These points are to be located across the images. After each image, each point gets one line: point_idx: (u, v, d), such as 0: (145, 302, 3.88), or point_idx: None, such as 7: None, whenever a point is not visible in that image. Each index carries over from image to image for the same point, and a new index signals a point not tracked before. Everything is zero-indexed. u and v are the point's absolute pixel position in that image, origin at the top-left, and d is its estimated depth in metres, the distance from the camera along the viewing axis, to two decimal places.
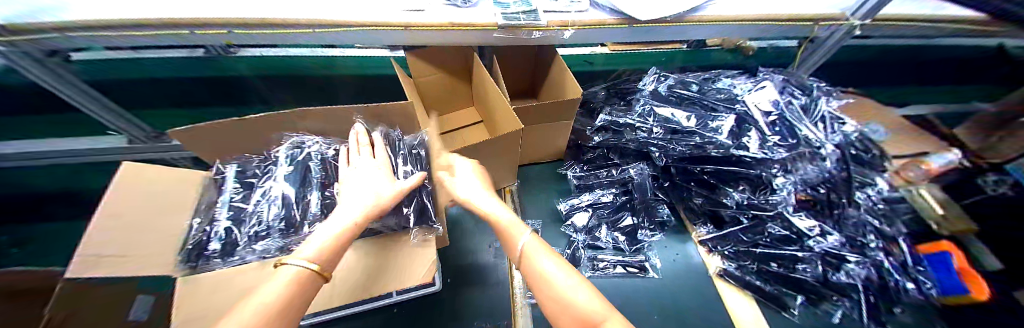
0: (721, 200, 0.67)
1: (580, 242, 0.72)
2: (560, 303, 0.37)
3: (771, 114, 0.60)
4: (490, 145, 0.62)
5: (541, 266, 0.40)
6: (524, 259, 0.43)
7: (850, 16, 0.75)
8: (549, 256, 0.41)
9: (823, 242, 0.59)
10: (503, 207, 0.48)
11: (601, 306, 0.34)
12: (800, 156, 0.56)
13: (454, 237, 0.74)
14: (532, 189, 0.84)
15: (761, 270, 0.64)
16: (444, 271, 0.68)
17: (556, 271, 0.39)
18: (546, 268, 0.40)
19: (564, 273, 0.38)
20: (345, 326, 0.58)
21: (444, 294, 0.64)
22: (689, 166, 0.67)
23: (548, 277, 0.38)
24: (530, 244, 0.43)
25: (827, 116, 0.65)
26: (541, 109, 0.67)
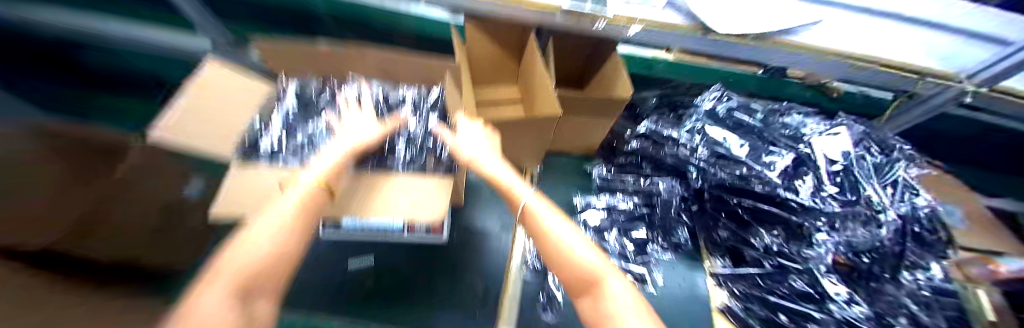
0: (748, 239, 0.64)
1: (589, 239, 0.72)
2: (562, 261, 0.37)
3: (836, 163, 0.54)
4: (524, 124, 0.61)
5: (547, 226, 0.39)
6: (532, 223, 0.41)
7: (965, 78, 0.63)
8: (557, 216, 0.41)
9: (849, 311, 0.54)
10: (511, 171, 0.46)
11: (602, 263, 0.34)
12: (853, 215, 0.54)
13: (468, 201, 0.75)
14: (553, 178, 0.84)
15: (769, 319, 0.59)
16: (454, 227, 0.70)
17: (567, 235, 0.38)
18: (552, 228, 0.39)
19: (571, 232, 0.38)
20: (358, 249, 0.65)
21: (449, 248, 0.67)
22: (727, 196, 0.62)
23: (554, 235, 0.38)
24: (538, 206, 0.42)
25: (907, 186, 0.58)
26: (585, 104, 0.64)
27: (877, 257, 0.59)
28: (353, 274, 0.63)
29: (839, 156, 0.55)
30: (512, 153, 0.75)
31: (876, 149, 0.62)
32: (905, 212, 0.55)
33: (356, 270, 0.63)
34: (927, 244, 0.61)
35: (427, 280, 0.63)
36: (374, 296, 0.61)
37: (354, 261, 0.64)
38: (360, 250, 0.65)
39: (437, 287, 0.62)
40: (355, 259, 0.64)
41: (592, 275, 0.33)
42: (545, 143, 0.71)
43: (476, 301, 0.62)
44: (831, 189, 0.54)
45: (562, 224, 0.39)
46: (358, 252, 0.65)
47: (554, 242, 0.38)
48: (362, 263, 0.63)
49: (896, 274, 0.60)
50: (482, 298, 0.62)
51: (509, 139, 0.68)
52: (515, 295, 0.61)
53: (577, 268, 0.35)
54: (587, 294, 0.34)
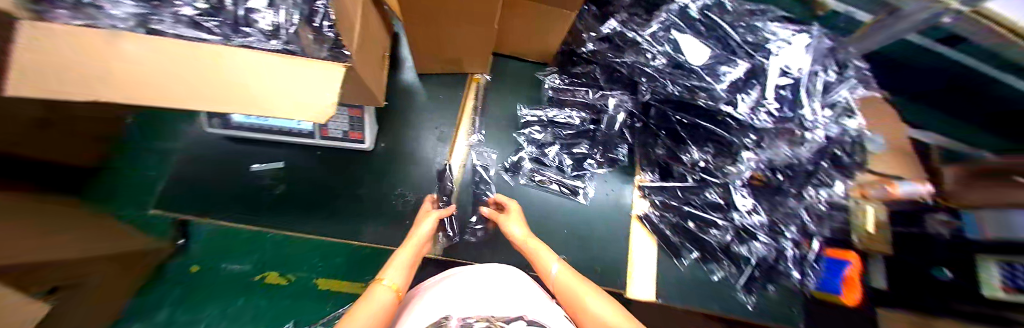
0: (679, 155, 0.67)
1: (532, 153, 0.71)
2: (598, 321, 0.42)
3: (787, 76, 0.51)
4: (448, 7, 0.47)
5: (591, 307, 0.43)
6: (559, 289, 0.48)
7: None
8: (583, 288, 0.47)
9: (745, 218, 0.64)
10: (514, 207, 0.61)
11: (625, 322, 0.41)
12: (785, 132, 0.52)
13: (398, 105, 0.68)
14: (501, 86, 0.75)
15: (677, 224, 0.71)
16: (381, 135, 0.65)
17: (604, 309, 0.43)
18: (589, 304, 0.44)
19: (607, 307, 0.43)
20: (264, 147, 0.60)
21: (375, 157, 0.63)
22: (670, 112, 0.63)
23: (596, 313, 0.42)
24: (568, 279, 0.48)
25: (844, 108, 0.56)
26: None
27: (789, 174, 0.62)
28: (254, 176, 0.59)
29: (792, 70, 0.50)
30: (444, 50, 0.62)
31: (835, 67, 0.58)
32: (830, 133, 0.55)
33: (259, 173, 0.59)
34: (843, 166, 0.61)
35: (347, 187, 0.60)
36: (286, 201, 0.58)
37: (256, 164, 0.59)
38: (266, 152, 0.59)
39: (362, 198, 0.60)
40: (254, 161, 0.59)
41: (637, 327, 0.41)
42: (483, 43, 0.60)
43: (406, 210, 0.61)
44: (774, 103, 0.50)
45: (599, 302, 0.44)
46: (259, 153, 0.59)
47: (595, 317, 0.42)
48: (268, 167, 0.59)
49: (800, 189, 0.63)
50: (413, 206, 0.62)
51: (434, 28, 0.54)
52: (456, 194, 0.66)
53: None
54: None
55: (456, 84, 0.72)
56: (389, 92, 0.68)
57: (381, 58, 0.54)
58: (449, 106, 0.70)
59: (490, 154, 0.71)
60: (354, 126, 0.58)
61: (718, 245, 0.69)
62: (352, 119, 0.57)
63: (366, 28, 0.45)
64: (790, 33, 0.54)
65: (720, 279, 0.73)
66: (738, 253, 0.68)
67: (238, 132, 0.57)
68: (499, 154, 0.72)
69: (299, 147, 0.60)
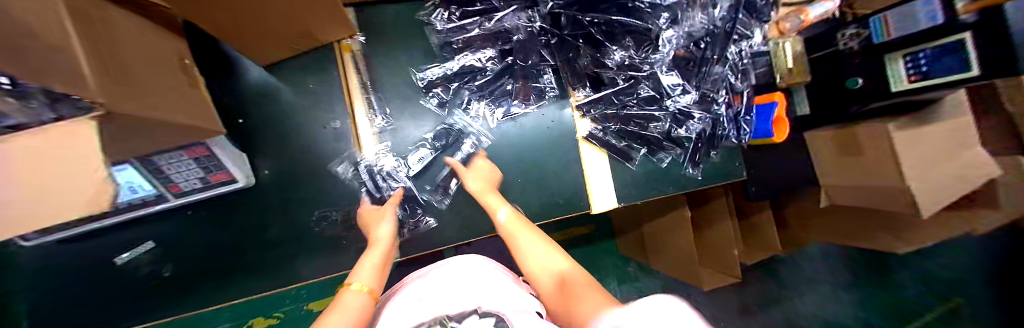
0: (604, 61, 0.61)
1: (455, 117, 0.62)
2: (538, 263, 0.49)
3: None
4: None
5: (531, 252, 0.50)
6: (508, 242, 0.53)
7: None
8: (530, 233, 0.52)
9: (678, 102, 0.64)
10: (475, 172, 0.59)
11: (565, 264, 0.47)
12: (693, 2, 0.56)
13: (267, 117, 0.54)
14: (382, 47, 0.59)
15: (621, 130, 0.69)
16: (265, 161, 0.53)
17: (546, 254, 0.49)
18: (531, 247, 0.50)
19: (551, 253, 0.49)
20: (124, 233, 0.49)
21: (264, 189, 0.53)
22: (581, 16, 0.57)
23: (540, 255, 0.49)
24: (516, 226, 0.53)
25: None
26: None
27: (709, 41, 0.60)
28: (128, 268, 0.50)
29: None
30: (276, 26, 0.45)
31: None
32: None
33: (131, 263, 0.50)
34: (756, 13, 0.64)
35: (255, 233, 0.53)
36: (191, 276, 0.51)
37: (123, 255, 0.49)
38: (126, 239, 0.49)
39: (281, 239, 0.54)
40: (119, 252, 0.49)
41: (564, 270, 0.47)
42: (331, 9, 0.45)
43: (338, 231, 0.55)
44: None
45: (542, 249, 0.50)
46: (121, 242, 0.49)
47: (538, 257, 0.49)
48: (139, 252, 0.50)
49: (722, 51, 0.60)
50: (343, 225, 0.55)
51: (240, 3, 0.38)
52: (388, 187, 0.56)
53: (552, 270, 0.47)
54: (542, 279, 0.48)
55: (320, 65, 0.56)
56: (242, 107, 0.53)
57: (180, 72, 0.38)
58: (327, 94, 0.56)
59: (402, 131, 0.60)
60: (208, 167, 0.46)
61: (662, 135, 0.70)
62: (197, 160, 0.44)
63: (122, 39, 0.29)
64: None
65: (671, 165, 0.74)
66: (679, 135, 0.69)
67: (68, 232, 0.45)
68: (419, 128, 0.61)
69: (164, 214, 0.50)
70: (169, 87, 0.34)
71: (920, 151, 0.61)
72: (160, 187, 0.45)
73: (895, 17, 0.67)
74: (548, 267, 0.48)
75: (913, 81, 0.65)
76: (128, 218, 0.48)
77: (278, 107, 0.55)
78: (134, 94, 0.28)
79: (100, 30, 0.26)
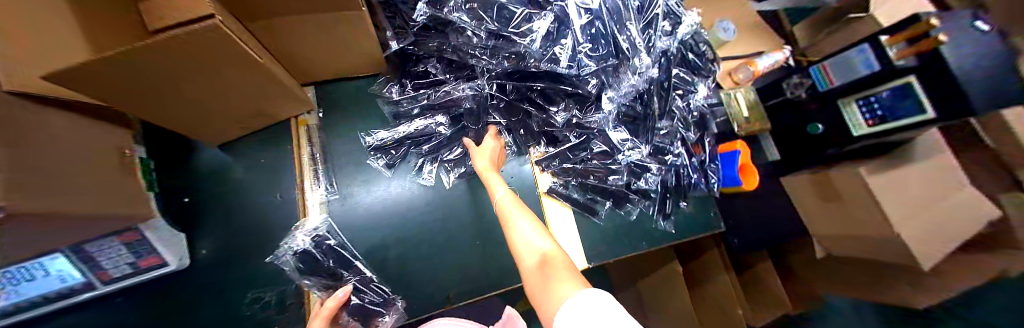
0: (552, 121, 0.62)
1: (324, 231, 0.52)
2: (520, 245, 0.44)
3: (589, 13, 0.50)
4: (193, 67, 0.37)
5: (521, 233, 0.45)
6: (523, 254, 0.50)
7: None
8: (523, 213, 0.48)
9: (631, 155, 0.63)
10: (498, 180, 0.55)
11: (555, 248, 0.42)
12: (614, 68, 0.53)
13: (218, 193, 0.55)
14: (339, 117, 0.63)
15: (582, 184, 0.68)
16: (208, 239, 0.53)
17: (533, 235, 0.44)
18: (521, 230, 0.46)
19: (539, 236, 0.44)
20: None
21: (200, 269, 0.52)
22: (522, 82, 0.59)
23: (526, 239, 0.44)
24: (509, 204, 0.50)
25: (667, 27, 0.59)
26: (313, 6, 0.42)
27: (647, 99, 0.61)
28: None
29: (591, 2, 0.50)
30: (225, 110, 0.49)
31: None
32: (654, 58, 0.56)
33: None
34: (696, 69, 0.67)
35: (182, 319, 0.50)
36: None
37: None
38: None
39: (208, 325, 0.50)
40: None
41: (547, 256, 0.41)
42: (283, 86, 0.49)
43: (270, 314, 0.52)
44: (586, 47, 0.50)
45: (532, 228, 0.45)
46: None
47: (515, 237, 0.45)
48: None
49: (666, 103, 0.62)
50: (277, 306, 0.52)
51: (177, 90, 0.41)
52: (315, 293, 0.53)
53: (537, 253, 0.42)
54: (529, 262, 0.42)
55: (276, 139, 0.59)
56: (193, 185, 0.54)
57: (111, 159, 0.40)
58: (281, 168, 0.58)
59: (340, 198, 0.59)
60: (140, 252, 0.45)
61: (624, 188, 0.68)
62: (129, 244, 0.44)
63: (58, 139, 0.33)
64: None
65: (641, 216, 0.70)
66: (640, 187, 0.67)
67: None
68: (374, 195, 0.61)
69: (89, 304, 0.48)
70: (91, 183, 0.35)
71: (908, 197, 0.56)
72: (85, 277, 0.44)
73: (832, 68, 0.72)
74: (533, 248, 0.43)
75: (873, 125, 0.64)
76: (50, 311, 0.46)
77: (231, 183, 0.56)
78: (54, 191, 0.30)
79: (35, 144, 0.29)
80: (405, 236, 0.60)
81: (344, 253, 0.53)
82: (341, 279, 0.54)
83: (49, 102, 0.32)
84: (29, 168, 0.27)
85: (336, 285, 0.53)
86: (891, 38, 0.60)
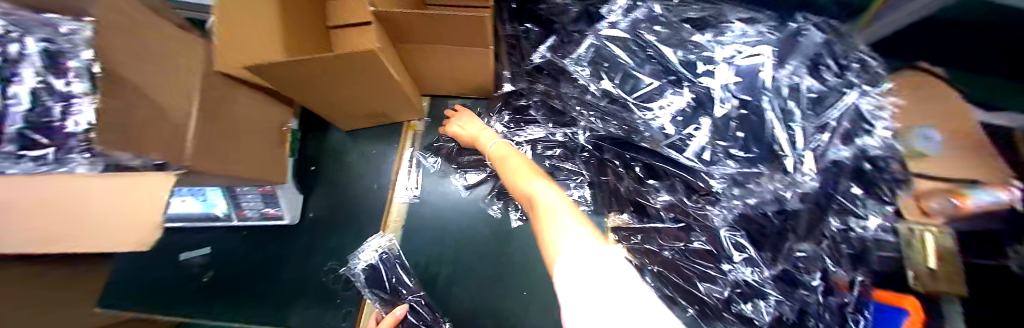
0: (648, 197, 0.55)
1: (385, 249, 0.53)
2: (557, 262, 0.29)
3: (741, 105, 0.42)
4: (338, 76, 0.43)
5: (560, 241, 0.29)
6: (543, 234, 0.33)
7: None
8: (571, 217, 0.32)
9: (743, 271, 0.49)
10: (546, 184, 0.39)
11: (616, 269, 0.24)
12: (754, 173, 0.42)
13: (332, 169, 0.63)
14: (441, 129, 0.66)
15: (662, 277, 0.56)
16: (312, 205, 0.61)
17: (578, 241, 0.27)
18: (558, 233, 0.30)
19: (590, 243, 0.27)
20: (197, 234, 0.61)
21: (301, 229, 0.60)
22: (624, 151, 0.54)
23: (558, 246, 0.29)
24: (554, 206, 0.35)
25: (847, 129, 0.44)
26: (449, 32, 0.44)
27: (790, 215, 0.46)
28: (182, 266, 0.58)
29: (748, 92, 0.42)
30: (360, 108, 0.56)
31: (830, 69, 0.49)
32: (822, 171, 0.43)
33: (187, 262, 0.59)
34: None
35: (275, 267, 0.58)
36: (209, 291, 0.56)
37: (187, 253, 0.59)
38: (196, 240, 0.60)
39: (288, 278, 0.57)
40: (186, 249, 0.60)
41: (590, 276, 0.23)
42: (404, 98, 0.54)
43: (336, 287, 0.56)
44: (724, 142, 0.43)
45: (580, 234, 0.29)
46: (190, 240, 0.60)
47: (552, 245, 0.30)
48: (195, 254, 0.59)
49: (823, 225, 0.46)
50: (344, 282, 0.57)
51: (332, 90, 0.48)
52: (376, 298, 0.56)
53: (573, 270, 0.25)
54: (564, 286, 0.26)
55: (387, 135, 0.66)
56: (317, 157, 0.64)
57: (265, 127, 0.48)
58: (382, 162, 0.64)
59: (416, 199, 0.63)
60: (269, 203, 0.55)
61: (719, 302, 0.51)
62: (263, 195, 0.53)
63: (230, 110, 0.41)
64: (734, 47, 0.46)
65: None
66: (741, 315, 0.49)
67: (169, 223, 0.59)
68: (449, 211, 0.63)
69: (227, 229, 0.60)
70: (231, 147, 0.41)
71: None
72: (233, 209, 0.55)
73: None
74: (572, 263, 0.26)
75: None
76: (208, 224, 0.60)
77: (343, 162, 0.64)
78: (202, 150, 0.36)
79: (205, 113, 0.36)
80: (463, 259, 0.60)
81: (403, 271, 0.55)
82: (398, 295, 0.54)
83: (246, 81, 0.42)
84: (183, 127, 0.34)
85: (393, 300, 0.53)
86: None
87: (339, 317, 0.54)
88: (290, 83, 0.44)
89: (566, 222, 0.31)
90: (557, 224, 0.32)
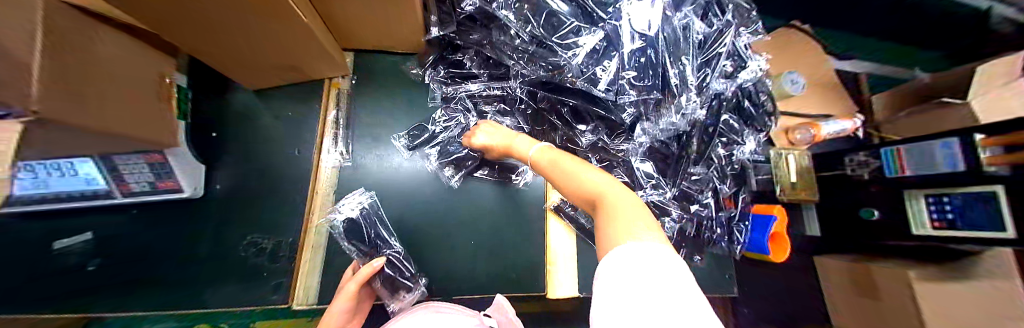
0: (577, 140, 0.58)
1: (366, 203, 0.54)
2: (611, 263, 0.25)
3: (642, 39, 0.45)
4: (237, 20, 0.39)
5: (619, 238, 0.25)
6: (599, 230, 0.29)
7: None
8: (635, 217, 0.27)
9: (653, 194, 0.57)
10: (600, 172, 0.34)
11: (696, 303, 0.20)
12: (646, 102, 0.47)
13: (242, 135, 0.57)
14: (369, 87, 0.63)
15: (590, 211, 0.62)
16: (221, 175, 0.55)
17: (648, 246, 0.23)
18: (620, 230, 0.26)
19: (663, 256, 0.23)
20: (60, 221, 0.50)
21: (208, 202, 0.54)
22: (554, 97, 0.55)
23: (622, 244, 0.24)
24: (617, 199, 0.30)
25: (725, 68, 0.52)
26: None
27: (682, 140, 0.56)
28: (62, 255, 0.49)
29: (649, 27, 0.44)
30: (264, 60, 0.50)
31: (715, 15, 0.52)
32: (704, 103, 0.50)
33: (64, 250, 0.49)
34: (747, 118, 0.59)
35: (184, 247, 0.52)
36: (95, 281, 0.49)
37: (64, 240, 0.50)
38: (64, 226, 0.50)
39: (202, 255, 0.52)
40: (62, 235, 0.50)
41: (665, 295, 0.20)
42: (320, 49, 0.50)
43: (260, 261, 0.52)
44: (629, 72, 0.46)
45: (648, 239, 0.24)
46: (52, 228, 0.50)
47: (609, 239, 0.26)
48: (75, 240, 0.50)
49: (706, 149, 0.56)
50: (268, 255, 0.53)
51: (224, 36, 0.43)
52: (319, 262, 0.53)
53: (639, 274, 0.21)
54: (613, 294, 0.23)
55: (306, 95, 0.61)
56: (220, 122, 0.57)
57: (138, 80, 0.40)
58: (305, 125, 0.59)
59: (348, 164, 0.59)
60: (159, 173, 0.48)
61: None
62: (150, 164, 0.46)
63: (99, 56, 0.34)
64: None
65: None
66: None
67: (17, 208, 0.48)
68: (382, 171, 0.61)
69: (107, 211, 0.51)
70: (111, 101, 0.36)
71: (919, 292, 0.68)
72: (111, 185, 0.47)
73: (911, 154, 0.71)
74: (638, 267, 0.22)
75: (938, 227, 0.69)
76: (84, 204, 0.50)
77: (256, 128, 0.58)
78: (89, 108, 0.32)
79: (82, 60, 0.32)
80: (402, 218, 0.59)
81: (380, 230, 0.55)
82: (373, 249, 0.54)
83: (107, 19, 0.35)
84: (76, 77, 0.30)
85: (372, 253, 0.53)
86: (985, 139, 0.61)
87: (268, 290, 0.51)
88: (168, 22, 0.38)
89: (628, 225, 0.26)
90: (619, 223, 0.27)
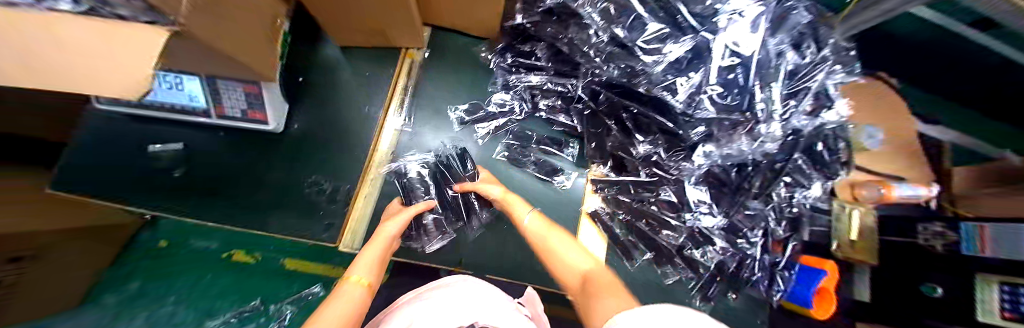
0: (632, 149, 0.58)
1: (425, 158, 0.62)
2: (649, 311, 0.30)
3: (735, 56, 0.45)
4: None
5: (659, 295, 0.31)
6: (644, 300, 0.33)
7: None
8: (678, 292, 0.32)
9: (699, 220, 0.56)
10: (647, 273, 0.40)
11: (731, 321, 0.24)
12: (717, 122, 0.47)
13: (322, 85, 0.62)
14: (440, 63, 0.67)
15: (628, 223, 0.61)
16: (299, 117, 0.60)
17: None
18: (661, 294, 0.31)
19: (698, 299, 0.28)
20: (166, 129, 0.57)
21: (284, 139, 0.59)
22: (621, 101, 0.55)
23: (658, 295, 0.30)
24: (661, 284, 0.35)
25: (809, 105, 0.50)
26: None
27: (743, 169, 0.54)
28: (154, 157, 0.57)
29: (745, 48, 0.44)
30: (361, 21, 0.54)
31: (809, 48, 0.50)
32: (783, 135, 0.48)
33: (156, 154, 0.57)
34: (822, 164, 0.56)
35: (256, 174, 0.57)
36: (182, 186, 0.56)
37: (156, 145, 0.57)
38: (167, 134, 0.57)
39: (269, 184, 0.57)
40: (154, 142, 0.57)
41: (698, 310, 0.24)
42: (412, 19, 0.53)
43: (319, 201, 0.56)
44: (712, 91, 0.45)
45: None
46: (160, 134, 0.57)
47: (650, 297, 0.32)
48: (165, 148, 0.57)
49: (769, 185, 0.54)
50: (326, 197, 0.56)
51: None
52: (369, 212, 0.59)
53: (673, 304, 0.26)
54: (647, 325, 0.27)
55: (383, 59, 0.64)
56: (307, 68, 0.62)
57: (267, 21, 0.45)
58: (377, 86, 0.63)
59: (408, 130, 0.64)
60: (252, 103, 0.54)
61: (674, 248, 0.59)
62: (248, 94, 0.53)
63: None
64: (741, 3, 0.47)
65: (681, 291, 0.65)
66: (691, 257, 0.58)
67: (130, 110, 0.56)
68: (436, 143, 0.64)
69: (200, 127, 0.57)
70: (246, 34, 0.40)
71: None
72: (210, 105, 0.54)
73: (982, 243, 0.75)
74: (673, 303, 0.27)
75: None
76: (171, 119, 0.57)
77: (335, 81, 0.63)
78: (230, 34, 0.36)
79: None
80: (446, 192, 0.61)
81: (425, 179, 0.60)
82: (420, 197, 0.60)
83: None
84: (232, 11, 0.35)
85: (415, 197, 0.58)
86: None
87: (321, 229, 0.54)
88: None
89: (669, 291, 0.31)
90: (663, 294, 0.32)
